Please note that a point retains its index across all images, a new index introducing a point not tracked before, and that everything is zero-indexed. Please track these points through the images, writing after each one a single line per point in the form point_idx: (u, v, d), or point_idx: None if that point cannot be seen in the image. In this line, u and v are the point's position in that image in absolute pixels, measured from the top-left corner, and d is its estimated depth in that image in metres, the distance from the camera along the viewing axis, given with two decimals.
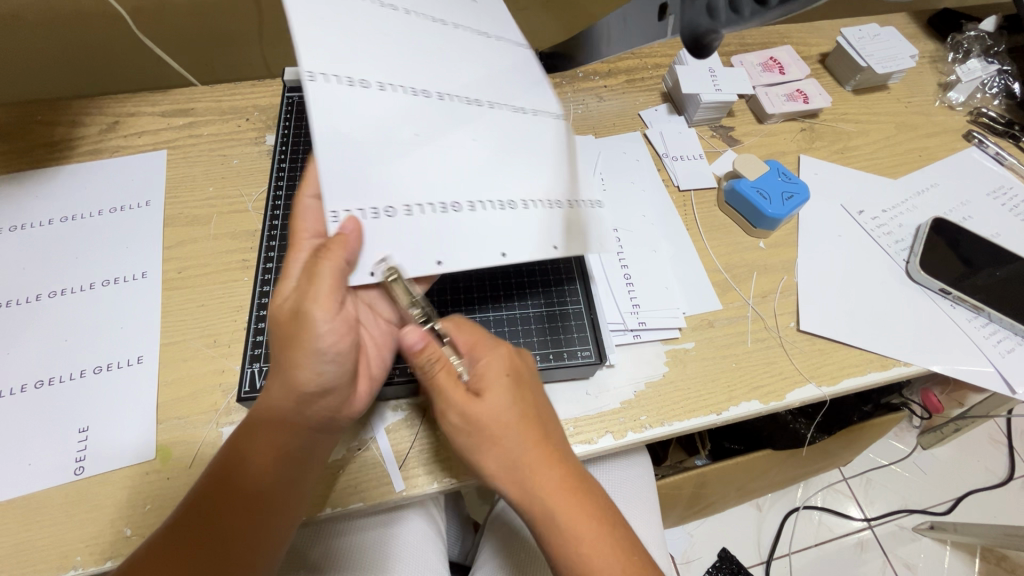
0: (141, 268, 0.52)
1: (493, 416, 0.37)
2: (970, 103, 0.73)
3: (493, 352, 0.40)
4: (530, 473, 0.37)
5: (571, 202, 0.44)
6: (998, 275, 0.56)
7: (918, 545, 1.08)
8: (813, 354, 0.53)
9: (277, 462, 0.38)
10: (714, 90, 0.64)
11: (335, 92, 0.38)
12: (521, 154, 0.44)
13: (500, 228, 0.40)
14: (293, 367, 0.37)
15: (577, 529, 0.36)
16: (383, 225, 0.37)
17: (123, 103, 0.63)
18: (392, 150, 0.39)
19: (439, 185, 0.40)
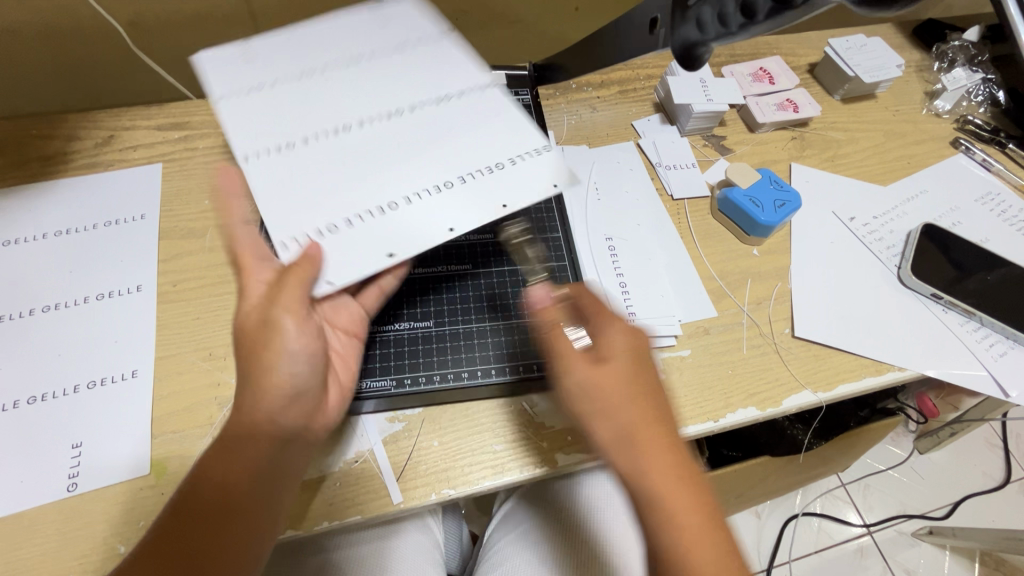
0: (137, 282, 0.52)
1: (609, 385, 0.39)
2: (956, 110, 0.74)
3: (616, 328, 0.41)
4: (641, 448, 0.37)
5: (509, 158, 0.44)
6: (990, 279, 0.57)
7: (918, 550, 1.08)
8: (808, 360, 0.53)
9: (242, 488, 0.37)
10: (705, 100, 0.65)
11: (279, 169, 0.43)
12: (448, 138, 0.45)
13: (462, 207, 0.42)
14: (255, 383, 0.37)
15: (676, 516, 0.36)
16: (334, 241, 0.41)
17: (118, 117, 0.63)
18: (326, 186, 0.43)
19: (380, 192, 0.43)
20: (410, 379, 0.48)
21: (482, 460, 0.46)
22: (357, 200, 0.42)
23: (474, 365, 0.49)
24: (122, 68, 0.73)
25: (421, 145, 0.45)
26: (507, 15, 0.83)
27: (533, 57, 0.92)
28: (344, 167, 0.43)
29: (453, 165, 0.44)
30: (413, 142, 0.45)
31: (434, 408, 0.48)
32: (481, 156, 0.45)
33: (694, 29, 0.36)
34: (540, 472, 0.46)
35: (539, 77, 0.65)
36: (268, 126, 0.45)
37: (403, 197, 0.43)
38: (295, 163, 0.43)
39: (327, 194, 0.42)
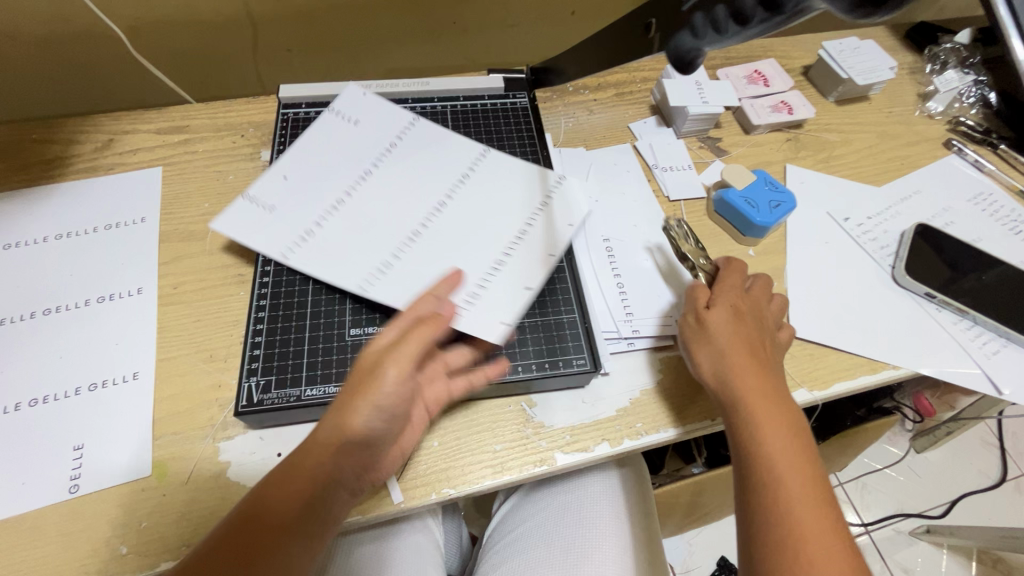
0: (138, 284, 0.53)
1: (719, 323, 0.48)
2: (948, 112, 0.75)
3: (733, 292, 0.50)
4: (734, 372, 0.45)
5: (548, 192, 0.56)
6: (985, 279, 0.58)
7: (915, 549, 1.09)
8: (803, 359, 0.53)
9: (292, 528, 0.37)
10: (700, 103, 0.65)
11: (390, 281, 0.49)
12: (493, 200, 0.55)
13: (548, 232, 0.53)
14: (349, 422, 0.38)
15: (797, 504, 0.39)
16: (476, 302, 0.47)
17: (119, 121, 0.63)
18: (436, 273, 0.50)
19: (482, 256, 0.51)
20: None
21: (482, 460, 0.46)
22: (470, 263, 0.50)
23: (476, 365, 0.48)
24: (121, 73, 0.74)
25: (475, 214, 0.54)
26: (504, 20, 0.83)
27: (530, 61, 0.92)
28: (437, 251, 0.51)
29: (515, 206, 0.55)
30: (467, 215, 0.54)
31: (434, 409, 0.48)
32: (526, 200, 0.55)
33: (688, 34, 0.36)
34: (540, 471, 0.46)
35: (536, 81, 0.66)
36: (355, 258, 0.50)
37: (506, 241, 0.52)
38: (398, 268, 0.50)
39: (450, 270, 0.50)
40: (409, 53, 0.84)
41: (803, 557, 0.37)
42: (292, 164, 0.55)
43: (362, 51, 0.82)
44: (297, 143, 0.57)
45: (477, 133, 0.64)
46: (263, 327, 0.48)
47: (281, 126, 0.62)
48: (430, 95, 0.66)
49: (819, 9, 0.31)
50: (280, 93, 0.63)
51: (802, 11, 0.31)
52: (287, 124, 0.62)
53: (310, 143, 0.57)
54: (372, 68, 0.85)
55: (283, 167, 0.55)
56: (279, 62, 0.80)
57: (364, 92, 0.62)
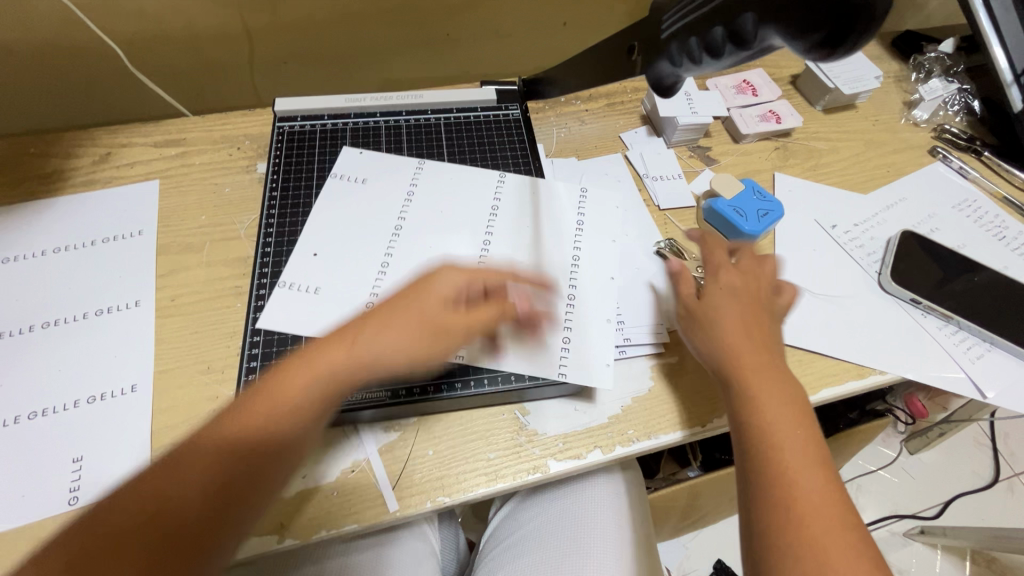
0: (135, 297, 0.53)
1: (713, 304, 0.50)
2: (933, 120, 0.76)
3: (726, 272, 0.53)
4: (734, 349, 0.47)
5: (581, 213, 0.60)
6: (976, 280, 0.60)
7: (910, 550, 1.10)
8: (792, 364, 0.54)
9: (292, 422, 0.38)
10: (690, 113, 0.67)
11: (476, 340, 0.50)
12: (535, 230, 0.58)
13: (596, 265, 0.56)
14: (387, 338, 0.41)
15: (793, 474, 0.40)
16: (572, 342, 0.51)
17: (116, 134, 0.64)
18: (518, 320, 0.52)
19: (555, 293, 0.54)
20: (405, 390, 0.48)
21: (476, 468, 0.47)
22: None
23: (469, 374, 0.49)
24: (118, 86, 0.75)
25: (528, 249, 0.56)
26: (497, 31, 0.85)
27: (524, 71, 0.93)
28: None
29: (546, 238, 0.57)
30: (520, 254, 0.56)
31: (428, 418, 0.49)
32: (566, 227, 0.58)
33: (666, 62, 0.38)
34: (533, 479, 0.47)
35: (528, 93, 0.68)
36: None
37: (565, 279, 0.55)
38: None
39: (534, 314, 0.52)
40: (403, 64, 0.85)
41: (792, 515, 0.38)
42: (315, 233, 0.55)
43: (357, 62, 0.82)
44: (314, 215, 0.56)
45: (471, 146, 0.65)
46: (259, 340, 0.50)
47: (278, 140, 0.63)
48: (424, 107, 0.67)
49: (775, 46, 0.36)
50: (276, 106, 0.64)
51: (764, 48, 0.36)
52: (283, 137, 0.63)
53: (331, 211, 0.57)
54: (367, 79, 0.86)
55: (308, 235, 0.55)
56: (275, 74, 0.81)
57: (358, 150, 0.62)
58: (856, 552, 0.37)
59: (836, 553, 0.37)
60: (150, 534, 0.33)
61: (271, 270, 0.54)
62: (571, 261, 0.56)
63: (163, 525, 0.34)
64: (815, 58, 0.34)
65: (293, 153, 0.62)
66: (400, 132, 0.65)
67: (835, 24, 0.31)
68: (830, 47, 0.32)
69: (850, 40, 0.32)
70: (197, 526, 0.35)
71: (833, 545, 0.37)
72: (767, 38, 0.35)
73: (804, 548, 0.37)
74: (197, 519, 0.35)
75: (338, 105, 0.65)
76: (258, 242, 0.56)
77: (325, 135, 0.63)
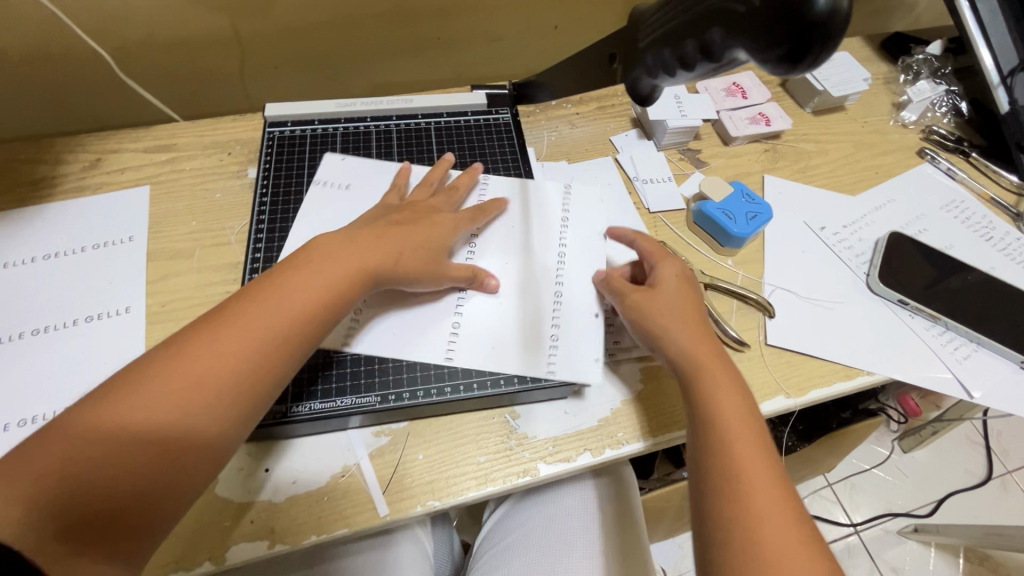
0: (126, 303, 0.53)
1: (660, 297, 0.50)
2: (922, 121, 0.77)
3: (664, 260, 0.53)
4: (684, 342, 0.48)
5: (568, 208, 0.60)
6: (970, 279, 0.60)
7: (904, 548, 1.11)
8: (781, 366, 0.55)
9: (290, 330, 0.42)
10: (680, 116, 0.67)
11: (470, 339, 0.51)
12: (526, 229, 0.58)
13: (584, 273, 0.56)
14: (345, 266, 0.46)
15: (743, 469, 0.41)
16: (565, 340, 0.51)
17: (106, 140, 0.64)
18: (510, 317, 0.52)
19: (547, 289, 0.54)
20: (394, 395, 0.48)
21: (466, 472, 0.47)
22: (522, 315, 0.52)
23: (459, 379, 0.49)
24: (109, 92, 0.74)
25: (519, 246, 0.57)
26: (488, 34, 0.85)
27: (515, 74, 0.94)
28: (483, 305, 0.52)
29: (533, 247, 0.57)
30: (511, 254, 0.56)
31: (419, 422, 0.49)
32: (553, 224, 0.59)
33: (644, 72, 0.42)
34: (523, 482, 0.47)
35: (518, 97, 0.68)
36: (428, 330, 0.51)
37: (552, 289, 0.54)
38: (448, 332, 0.51)
39: (529, 311, 0.53)
40: (394, 68, 0.85)
41: (748, 511, 0.39)
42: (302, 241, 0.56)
43: (348, 66, 0.83)
44: (304, 220, 0.57)
45: (462, 150, 0.65)
46: None
47: (269, 145, 0.63)
48: (414, 111, 0.67)
49: (743, 61, 0.36)
50: (266, 111, 0.64)
51: (730, 62, 0.36)
52: (273, 142, 0.63)
53: (318, 218, 0.57)
54: (359, 83, 0.86)
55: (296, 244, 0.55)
56: (266, 79, 0.81)
57: (341, 157, 0.62)
58: (791, 524, 0.38)
59: (770, 526, 0.38)
60: (162, 425, 0.36)
61: (259, 276, 0.54)
62: (558, 273, 0.55)
63: (173, 417, 0.36)
64: (776, 73, 0.33)
65: (283, 158, 0.62)
66: (390, 137, 0.65)
67: (788, 41, 0.31)
68: (789, 62, 0.32)
69: (806, 56, 0.31)
70: (207, 417, 0.37)
71: (767, 516, 0.38)
72: (732, 52, 0.35)
73: (738, 524, 0.38)
74: (207, 411, 0.37)
75: (328, 110, 0.65)
76: (248, 247, 0.56)
77: (315, 140, 0.64)
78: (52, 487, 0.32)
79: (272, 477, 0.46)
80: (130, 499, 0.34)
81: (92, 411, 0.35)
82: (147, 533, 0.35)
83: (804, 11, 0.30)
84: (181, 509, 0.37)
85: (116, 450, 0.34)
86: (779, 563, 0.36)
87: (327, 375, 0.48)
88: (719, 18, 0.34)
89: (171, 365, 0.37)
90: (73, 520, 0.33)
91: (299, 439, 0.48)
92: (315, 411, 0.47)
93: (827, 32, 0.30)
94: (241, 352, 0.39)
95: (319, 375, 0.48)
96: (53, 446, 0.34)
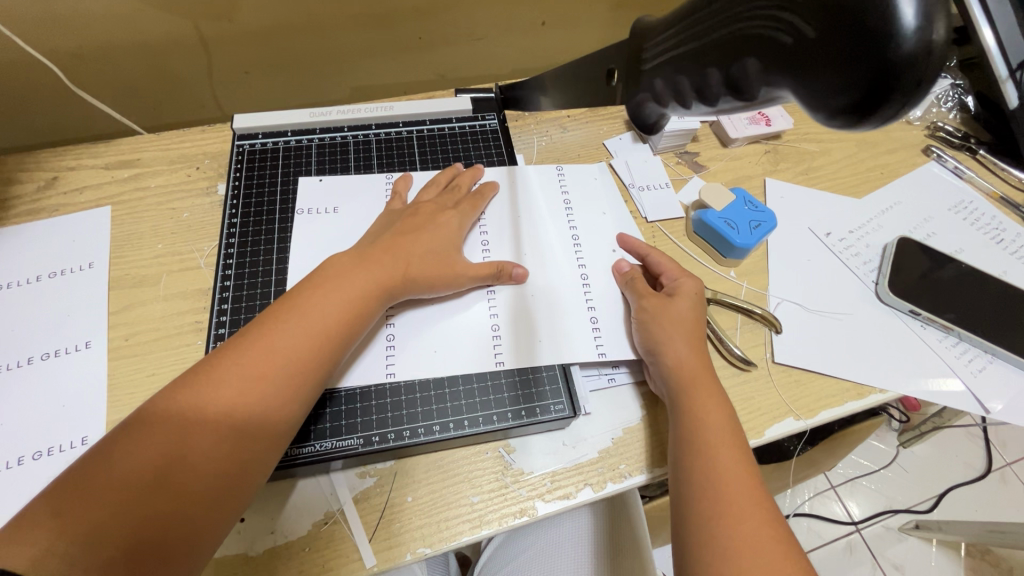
0: (86, 337, 0.49)
1: (667, 306, 0.49)
2: (926, 117, 0.74)
3: (675, 272, 0.52)
4: (681, 351, 0.46)
5: (569, 205, 0.59)
6: (964, 268, 0.58)
7: (906, 545, 1.09)
8: (790, 385, 0.52)
9: (315, 348, 0.40)
10: (676, 119, 0.64)
11: (511, 339, 0.50)
12: (528, 234, 0.56)
13: (610, 281, 0.54)
14: (360, 267, 0.45)
15: (723, 489, 0.39)
16: (610, 338, 0.51)
17: (63, 157, 0.59)
18: (543, 313, 0.51)
19: (573, 286, 0.53)
20: (379, 436, 0.45)
21: (458, 515, 0.43)
22: (525, 335, 0.50)
23: (448, 416, 0.46)
24: (67, 103, 0.69)
25: (534, 245, 0.56)
26: (472, 32, 0.81)
27: (502, 74, 0.90)
28: (511, 299, 0.52)
29: (530, 266, 0.54)
30: (527, 257, 0.55)
31: (407, 461, 0.46)
32: (558, 224, 0.58)
33: (650, 98, 0.35)
34: (520, 523, 0.44)
35: (505, 101, 0.64)
36: (458, 337, 0.49)
37: (577, 292, 0.53)
38: (470, 342, 0.49)
39: (556, 311, 0.52)
40: (374, 70, 0.81)
41: (725, 535, 0.37)
42: (282, 274, 0.52)
43: (326, 70, 0.78)
44: (282, 250, 0.54)
45: (446, 159, 0.62)
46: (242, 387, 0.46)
47: (238, 160, 0.59)
48: (395, 119, 0.63)
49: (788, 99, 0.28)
50: (234, 123, 0.60)
51: (773, 99, 0.28)
52: (244, 156, 0.59)
53: (295, 248, 0.53)
54: (337, 86, 0.81)
55: (265, 281, 0.52)
56: (238, 83, 0.76)
57: (319, 179, 0.58)
58: (770, 527, 0.38)
59: (750, 531, 0.37)
60: (197, 450, 0.35)
61: (230, 307, 0.50)
62: (583, 279, 0.54)
63: (207, 440, 0.35)
64: (838, 125, 0.25)
65: (254, 173, 0.58)
66: (369, 147, 0.61)
67: (860, 89, 0.23)
68: (856, 115, 0.24)
69: (886, 107, 0.23)
70: (246, 437, 0.36)
71: (747, 524, 0.37)
72: (770, 91, 0.27)
73: (717, 532, 0.37)
74: (245, 432, 0.36)
75: (301, 119, 0.61)
76: (217, 274, 0.52)
77: (289, 153, 0.60)
78: (89, 522, 0.31)
79: (248, 527, 0.42)
80: (168, 528, 0.33)
81: (121, 441, 0.34)
82: (184, 565, 0.33)
83: (883, 48, 0.22)
84: (218, 537, 0.35)
85: (152, 478, 0.33)
86: (759, 571, 0.35)
87: (315, 414, 0.45)
88: (758, 48, 0.26)
89: (198, 390, 0.36)
90: (108, 554, 0.31)
91: (278, 483, 0.44)
92: (291, 455, 0.43)
93: (917, 78, 0.22)
94: (269, 370, 0.38)
95: (313, 416, 0.45)
96: (85, 481, 0.32)
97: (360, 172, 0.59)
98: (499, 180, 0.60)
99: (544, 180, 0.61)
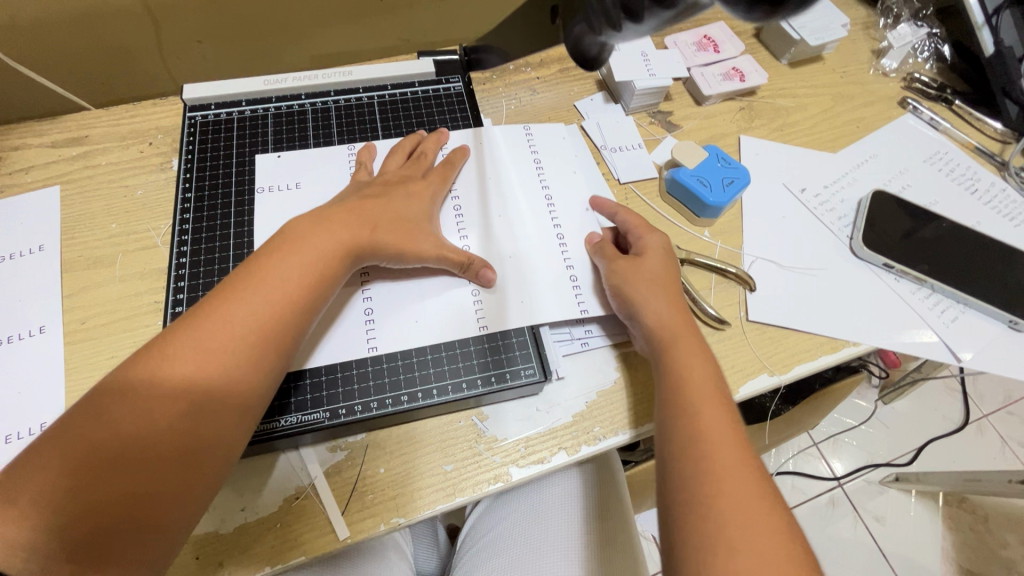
0: (40, 323, 0.48)
1: (645, 269, 0.48)
2: (902, 68, 0.72)
3: (650, 233, 0.51)
4: (660, 316, 0.45)
5: (542, 165, 0.58)
6: (944, 226, 0.57)
7: (886, 497, 1.12)
8: (764, 343, 0.52)
9: (275, 320, 0.39)
10: (647, 75, 0.61)
11: (492, 303, 0.49)
12: (499, 196, 0.55)
13: (583, 238, 0.53)
14: (322, 230, 0.43)
15: (707, 450, 0.39)
16: (588, 296, 0.50)
17: (6, 135, 0.56)
18: (520, 273, 0.51)
19: (546, 245, 0.53)
20: (346, 408, 0.44)
21: (432, 482, 0.43)
22: (497, 297, 0.49)
23: (417, 386, 0.45)
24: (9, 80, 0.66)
25: (507, 205, 0.55)
26: None
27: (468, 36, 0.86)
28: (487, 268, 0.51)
29: (499, 231, 0.53)
30: (500, 217, 0.54)
31: (379, 432, 0.45)
32: (530, 185, 0.56)
33: (586, 29, 0.33)
34: (495, 489, 0.43)
35: (469, 63, 0.62)
36: (433, 301, 0.49)
37: (552, 250, 0.52)
38: (439, 313, 0.48)
39: (530, 270, 0.51)
40: (337, 36, 0.78)
41: (710, 495, 0.37)
42: (242, 250, 0.51)
43: (282, 36, 0.75)
44: (239, 226, 0.52)
45: (410, 125, 0.60)
46: None
47: (191, 133, 0.56)
48: (355, 85, 0.61)
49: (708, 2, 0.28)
50: (184, 94, 0.57)
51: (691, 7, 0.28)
52: (197, 129, 0.56)
53: (255, 223, 0.52)
54: (297, 53, 0.78)
55: (224, 259, 0.50)
56: (191, 52, 0.72)
57: (277, 155, 0.55)
58: (751, 482, 0.37)
59: (732, 487, 0.37)
60: (158, 430, 0.33)
61: (187, 287, 0.49)
62: (558, 241, 0.53)
63: (170, 419, 0.34)
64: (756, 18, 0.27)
65: (207, 145, 0.56)
66: (329, 115, 0.59)
67: None
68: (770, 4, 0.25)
69: None
70: (210, 413, 0.35)
71: (729, 481, 0.37)
72: None
73: (698, 488, 0.37)
74: (209, 407, 0.35)
75: (255, 88, 0.59)
76: (172, 251, 0.50)
77: (245, 124, 0.57)
78: (54, 506, 0.31)
79: (218, 505, 0.41)
80: (136, 507, 0.32)
81: (73, 425, 0.33)
82: (163, 543, 0.33)
83: None
84: (195, 514, 0.35)
85: (114, 459, 0.32)
86: (740, 525, 0.35)
87: (287, 388, 0.44)
88: None
89: (153, 368, 0.35)
90: (79, 536, 0.31)
91: (250, 460, 0.43)
92: (262, 431, 0.42)
93: None
94: (226, 344, 0.36)
95: (281, 393, 0.44)
96: (48, 461, 0.32)
97: (321, 142, 0.57)
98: (470, 141, 0.58)
99: (516, 141, 0.59)
